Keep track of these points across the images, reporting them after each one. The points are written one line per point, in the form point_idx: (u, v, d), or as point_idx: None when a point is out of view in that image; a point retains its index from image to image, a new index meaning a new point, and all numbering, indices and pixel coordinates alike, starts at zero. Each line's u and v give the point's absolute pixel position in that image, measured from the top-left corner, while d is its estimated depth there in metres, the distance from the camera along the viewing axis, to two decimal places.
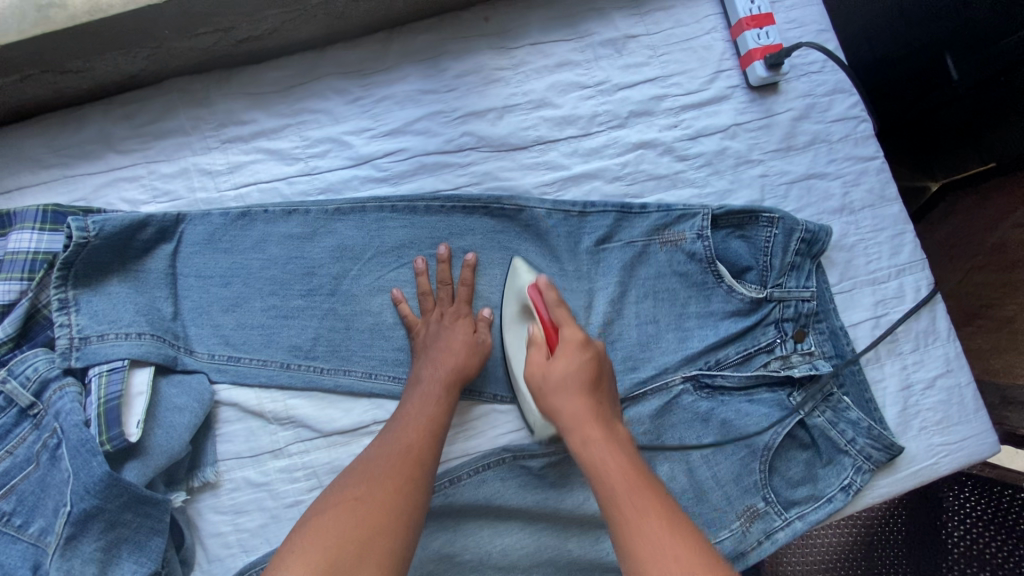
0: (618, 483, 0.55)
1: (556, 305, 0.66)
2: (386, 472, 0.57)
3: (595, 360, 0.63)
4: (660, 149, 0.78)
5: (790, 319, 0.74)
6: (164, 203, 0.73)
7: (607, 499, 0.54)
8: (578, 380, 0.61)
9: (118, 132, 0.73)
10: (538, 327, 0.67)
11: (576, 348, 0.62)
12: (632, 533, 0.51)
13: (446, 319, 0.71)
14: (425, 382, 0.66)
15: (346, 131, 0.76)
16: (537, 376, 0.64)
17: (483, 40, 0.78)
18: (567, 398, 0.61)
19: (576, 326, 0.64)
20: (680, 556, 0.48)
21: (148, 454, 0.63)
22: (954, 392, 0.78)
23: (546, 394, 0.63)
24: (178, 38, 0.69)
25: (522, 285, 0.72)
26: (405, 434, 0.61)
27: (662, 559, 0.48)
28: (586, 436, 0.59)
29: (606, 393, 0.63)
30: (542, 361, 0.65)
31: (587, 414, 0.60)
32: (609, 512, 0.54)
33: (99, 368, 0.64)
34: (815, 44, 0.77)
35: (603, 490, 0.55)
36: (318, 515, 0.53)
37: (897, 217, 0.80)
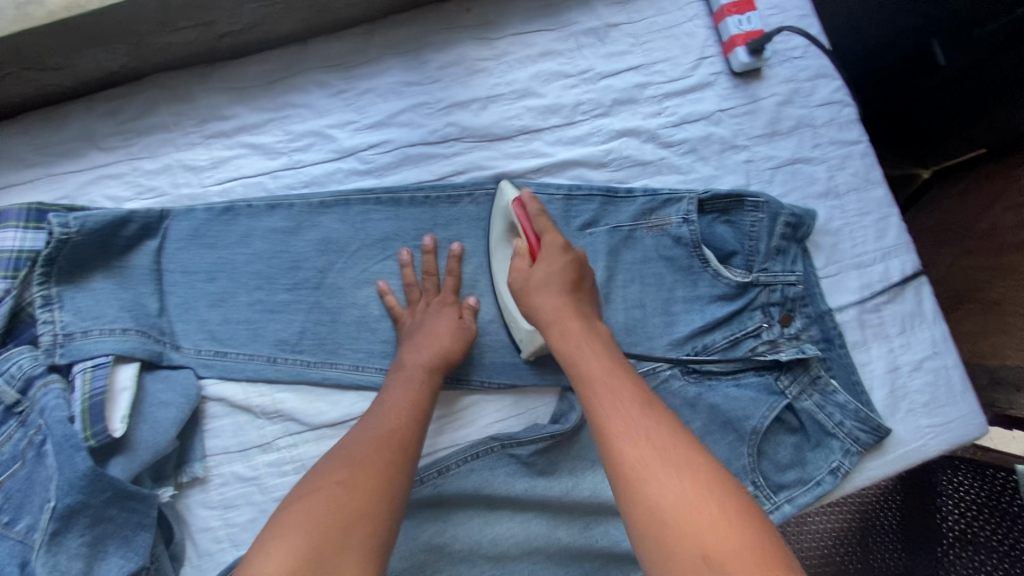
0: (593, 368, 0.57)
1: (538, 217, 0.67)
2: (367, 456, 0.56)
3: (575, 266, 0.64)
4: (644, 136, 0.78)
5: (777, 304, 0.74)
6: (148, 200, 0.73)
7: (582, 381, 0.56)
8: (558, 279, 0.63)
9: (100, 129, 0.73)
10: (521, 240, 0.68)
11: (557, 253, 0.64)
12: (603, 407, 0.53)
13: (433, 307, 0.71)
14: (408, 365, 0.66)
15: (330, 125, 0.76)
16: (519, 280, 0.66)
17: (466, 31, 0.78)
18: (549, 298, 0.63)
19: (559, 234, 0.66)
20: (651, 431, 0.50)
21: (134, 449, 0.63)
22: (942, 374, 0.78)
23: (527, 294, 0.64)
24: (158, 33, 0.68)
25: (506, 205, 0.71)
26: (388, 420, 0.61)
27: (630, 427, 0.51)
28: (563, 330, 0.61)
29: (585, 293, 0.65)
30: (525, 268, 0.67)
31: (566, 311, 0.62)
32: (584, 392, 0.56)
33: (83, 365, 0.64)
34: (797, 28, 0.77)
35: (579, 373, 0.57)
36: (297, 502, 0.53)
37: (882, 200, 0.80)
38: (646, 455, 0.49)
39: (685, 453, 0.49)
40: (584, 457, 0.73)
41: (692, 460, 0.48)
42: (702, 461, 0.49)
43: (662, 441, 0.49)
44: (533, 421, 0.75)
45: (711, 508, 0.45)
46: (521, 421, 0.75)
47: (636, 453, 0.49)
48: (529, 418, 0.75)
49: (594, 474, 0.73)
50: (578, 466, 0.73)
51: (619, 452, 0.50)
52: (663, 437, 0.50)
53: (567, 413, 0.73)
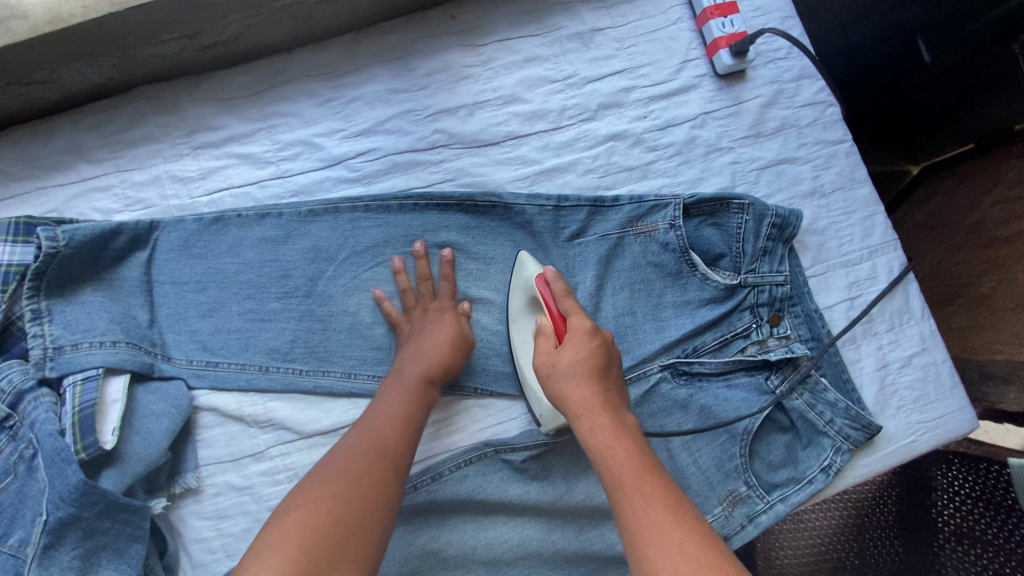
0: (627, 472, 0.55)
1: (563, 297, 0.66)
2: (365, 469, 0.57)
3: (603, 350, 0.63)
4: (631, 140, 0.79)
5: (765, 305, 0.75)
6: (137, 211, 0.73)
7: (615, 484, 0.55)
8: (587, 366, 0.61)
9: (88, 142, 0.73)
10: (547, 319, 0.67)
11: (584, 337, 0.63)
12: (640, 519, 0.51)
13: (430, 314, 0.71)
14: (405, 368, 0.67)
15: (317, 133, 0.76)
16: (545, 364, 0.64)
17: (451, 38, 0.79)
18: (577, 390, 0.61)
19: (584, 315, 0.65)
20: (677, 532, 0.50)
21: (125, 461, 0.63)
22: (930, 370, 0.78)
23: (554, 380, 0.63)
24: (143, 46, 0.69)
25: (528, 277, 0.71)
26: (384, 429, 0.61)
27: (670, 548, 0.49)
28: (594, 424, 0.59)
29: (613, 379, 0.63)
30: (550, 351, 0.65)
31: (596, 402, 0.60)
32: (617, 499, 0.54)
33: (74, 377, 0.64)
34: (778, 30, 0.78)
35: (612, 477, 0.55)
36: (293, 510, 0.54)
37: (867, 198, 0.81)
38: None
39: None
40: (577, 460, 0.73)
41: (717, 565, 0.48)
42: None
43: (703, 564, 0.48)
44: (525, 425, 0.75)
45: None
46: (515, 425, 0.75)
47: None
48: (522, 423, 0.75)
49: (587, 477, 0.73)
50: (571, 469, 0.73)
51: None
52: (688, 538, 0.50)
53: None
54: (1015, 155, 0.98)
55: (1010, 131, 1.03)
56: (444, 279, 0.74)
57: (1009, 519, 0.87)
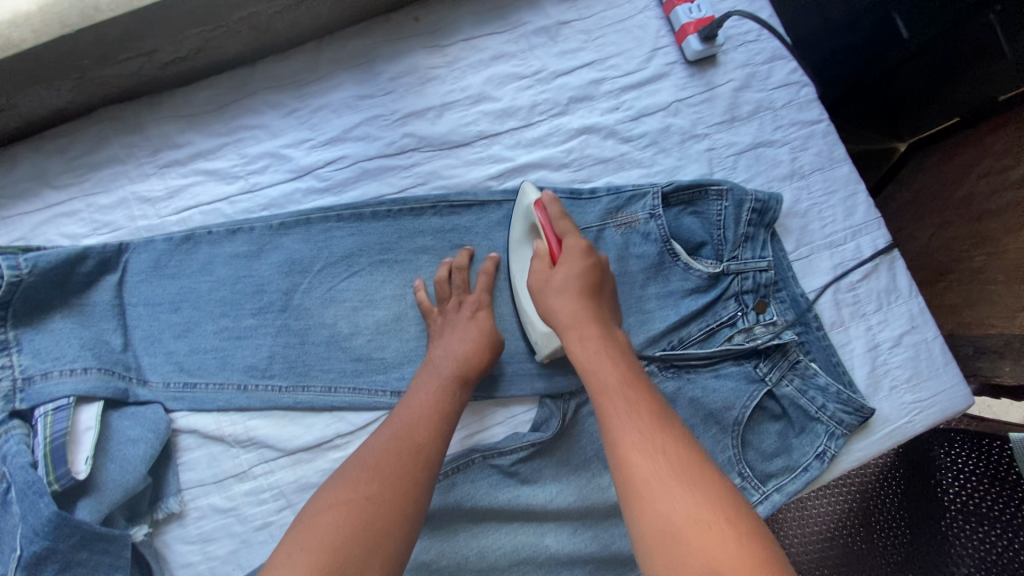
0: (609, 377, 0.57)
1: (559, 219, 0.66)
2: (396, 472, 0.57)
3: (596, 270, 0.64)
4: (604, 133, 0.78)
5: (750, 291, 0.73)
6: (104, 234, 0.72)
7: (595, 387, 0.57)
8: (577, 283, 0.63)
9: (51, 167, 0.72)
10: (543, 243, 0.67)
11: (578, 257, 0.64)
12: (614, 414, 0.54)
13: (465, 309, 0.70)
14: (440, 365, 0.66)
15: (284, 144, 0.75)
16: (539, 284, 0.66)
17: (415, 40, 0.78)
18: (567, 304, 0.63)
19: (580, 236, 0.65)
20: (660, 440, 0.51)
21: (102, 490, 0.62)
22: (922, 347, 0.77)
23: (545, 296, 0.65)
24: (100, 67, 0.68)
25: (528, 205, 0.69)
26: (416, 429, 0.61)
27: (641, 439, 0.51)
28: (581, 335, 0.61)
29: (602, 299, 0.65)
30: (546, 271, 0.66)
31: (584, 316, 0.62)
32: (598, 400, 0.56)
33: (45, 408, 0.62)
34: (746, 12, 0.76)
35: (594, 380, 0.58)
36: (321, 514, 0.53)
37: (848, 177, 0.80)
38: (658, 467, 0.49)
39: (696, 470, 0.49)
40: (567, 461, 0.72)
41: (699, 472, 0.49)
42: (714, 483, 0.48)
43: (674, 458, 0.50)
44: (513, 429, 0.73)
45: (722, 532, 0.45)
46: (501, 429, 0.73)
47: (644, 466, 0.49)
48: (509, 427, 0.73)
49: (577, 478, 0.72)
50: (561, 471, 0.72)
51: (631, 463, 0.50)
52: (673, 447, 0.50)
53: (547, 419, 0.72)
54: (997, 128, 0.97)
55: (994, 103, 1.01)
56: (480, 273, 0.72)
57: (1013, 493, 0.86)
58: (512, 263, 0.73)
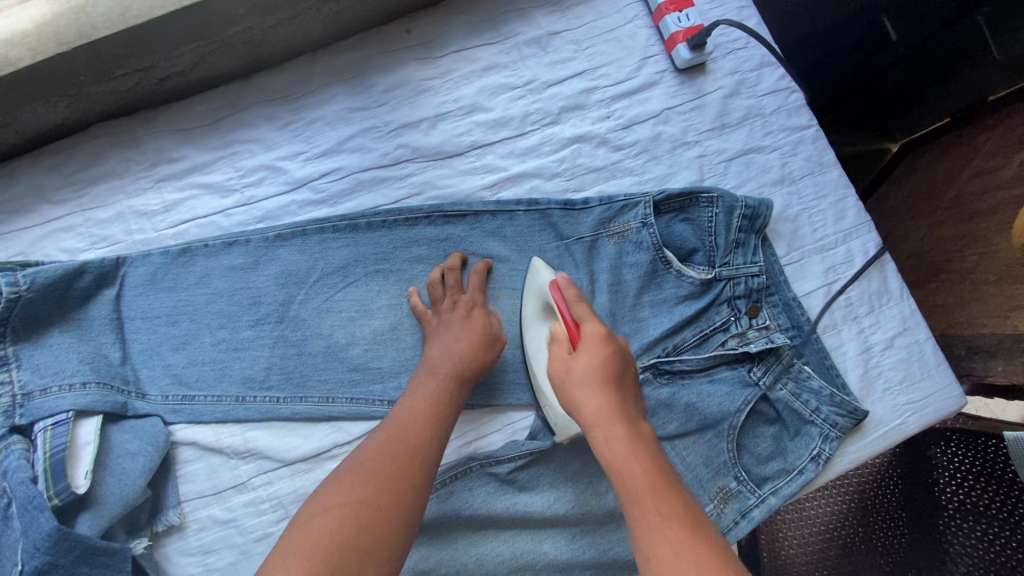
0: (640, 483, 0.54)
1: (576, 303, 0.66)
2: (391, 475, 0.57)
3: (617, 358, 0.63)
4: (595, 141, 0.79)
5: (742, 296, 0.74)
6: (102, 249, 0.72)
7: (627, 495, 0.54)
8: (600, 374, 0.61)
9: (47, 183, 0.73)
10: (560, 325, 0.67)
11: (599, 343, 0.63)
12: (648, 527, 0.51)
13: (461, 309, 0.71)
14: (437, 365, 0.67)
15: (279, 157, 0.76)
16: (558, 372, 0.64)
17: (408, 52, 0.79)
18: (591, 397, 0.61)
19: (599, 321, 0.65)
20: (699, 559, 0.48)
21: (101, 504, 0.62)
22: (914, 349, 0.78)
23: (567, 387, 0.63)
24: (97, 83, 0.68)
25: (541, 284, 0.70)
26: (412, 430, 0.61)
27: (680, 559, 0.48)
28: (607, 433, 0.59)
29: (626, 389, 0.63)
30: (565, 358, 0.65)
31: (609, 411, 0.60)
32: (629, 505, 0.54)
33: (44, 423, 0.63)
34: (734, 21, 0.77)
35: (624, 485, 0.55)
36: (316, 518, 0.54)
37: (838, 182, 0.81)
38: None
39: None
40: (564, 468, 0.72)
41: None
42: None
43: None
44: (510, 436, 0.74)
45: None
46: (499, 437, 0.74)
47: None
48: (507, 434, 0.74)
49: (574, 484, 0.72)
50: (558, 478, 0.72)
51: None
52: (713, 567, 0.48)
53: (543, 427, 0.73)
54: (987, 129, 0.99)
55: (985, 102, 1.03)
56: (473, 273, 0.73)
57: (1013, 492, 0.87)
58: (524, 340, 0.72)
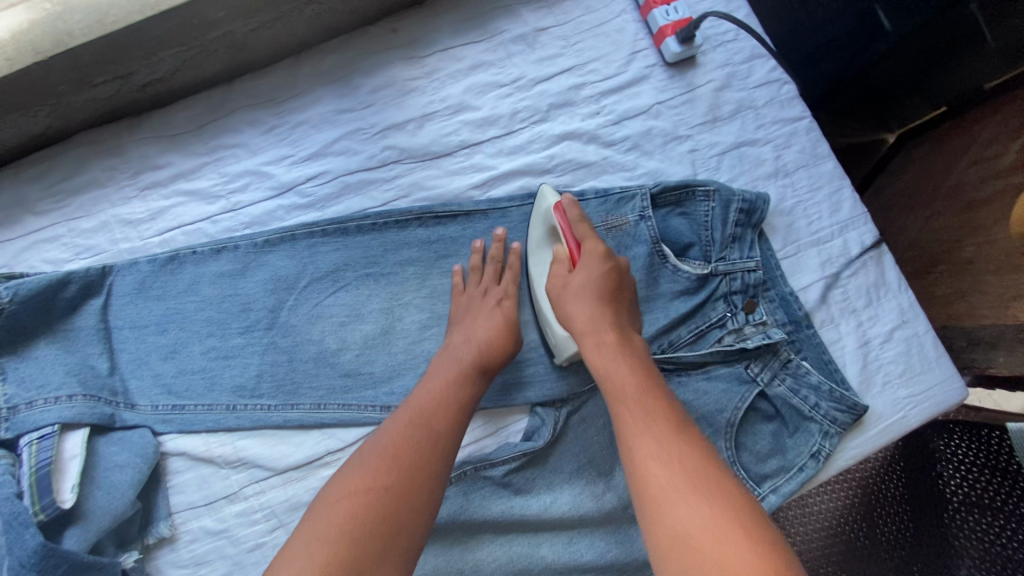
0: (626, 382, 0.58)
1: (579, 222, 0.68)
2: (414, 461, 0.56)
3: (613, 274, 0.65)
4: (585, 138, 0.77)
5: (739, 291, 0.73)
6: (87, 259, 0.71)
7: (613, 393, 0.58)
8: (594, 287, 0.64)
9: (30, 193, 0.72)
10: (564, 246, 0.69)
11: (596, 260, 0.65)
12: (631, 420, 0.54)
13: (489, 298, 0.70)
14: (461, 350, 0.66)
15: (265, 161, 0.75)
16: (556, 286, 0.68)
17: (393, 52, 0.78)
18: (582, 306, 0.64)
19: (599, 240, 0.67)
20: (678, 448, 0.51)
21: (89, 518, 0.61)
22: (913, 342, 0.77)
23: (563, 299, 0.66)
24: (77, 91, 0.67)
25: (548, 208, 0.71)
26: (432, 418, 0.60)
27: (658, 447, 0.51)
28: (597, 337, 0.62)
29: (620, 302, 0.65)
30: (564, 275, 0.68)
31: (600, 320, 0.63)
32: (615, 400, 0.57)
33: (29, 437, 0.62)
34: (723, 13, 0.76)
35: (611, 384, 0.58)
36: (336, 505, 0.53)
37: (832, 173, 0.80)
38: (676, 477, 0.49)
39: (712, 479, 0.49)
40: (560, 470, 0.71)
41: (717, 484, 0.49)
42: (730, 493, 0.48)
43: (693, 465, 0.50)
44: (504, 439, 0.73)
45: (739, 543, 0.44)
46: (493, 440, 0.72)
47: (659, 474, 0.49)
48: (500, 437, 0.73)
49: (571, 486, 0.71)
50: (554, 480, 0.71)
51: (647, 471, 0.50)
52: (690, 455, 0.51)
53: (539, 428, 0.72)
54: (986, 116, 0.97)
55: (981, 91, 1.02)
56: (509, 266, 0.73)
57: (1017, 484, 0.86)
58: (530, 266, 0.73)
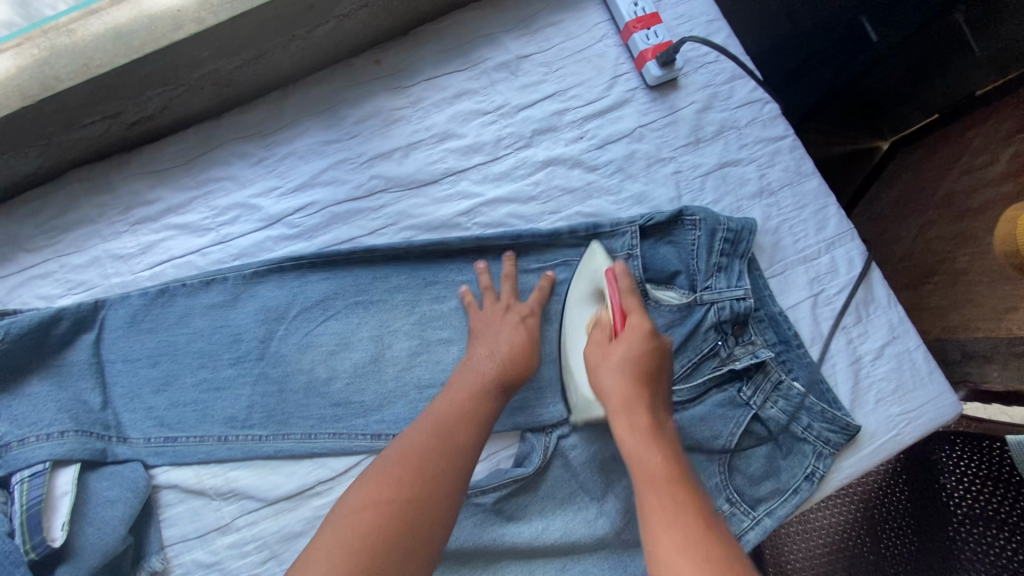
0: (659, 474, 0.55)
1: (629, 293, 0.67)
2: (434, 472, 0.56)
3: (655, 357, 0.63)
4: (569, 163, 0.78)
5: (728, 321, 0.72)
6: (79, 294, 0.72)
7: (642, 484, 0.55)
8: (634, 365, 0.62)
9: (24, 231, 0.73)
10: (608, 312, 0.68)
11: (639, 337, 0.63)
12: (663, 516, 0.51)
13: (511, 315, 0.70)
14: (483, 365, 0.66)
15: (253, 194, 0.76)
16: (594, 355, 0.66)
17: (378, 83, 0.79)
18: (619, 382, 0.62)
19: (645, 316, 0.65)
20: (707, 550, 0.48)
21: (79, 555, 0.61)
22: (905, 358, 0.76)
23: (599, 371, 0.65)
24: (66, 131, 0.69)
25: (599, 269, 0.71)
26: (453, 431, 0.59)
27: (688, 547, 0.48)
28: (631, 423, 0.60)
29: (658, 388, 0.63)
30: (604, 342, 0.67)
31: (636, 401, 0.61)
32: (643, 488, 0.55)
33: (21, 475, 0.62)
34: (701, 36, 0.77)
35: (640, 471, 0.56)
36: (359, 513, 0.52)
37: (817, 191, 0.80)
38: None
39: None
40: (553, 496, 0.71)
41: None
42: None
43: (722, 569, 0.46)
44: (496, 466, 0.72)
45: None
46: (484, 467, 0.72)
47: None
48: (492, 464, 0.73)
49: (564, 512, 0.71)
50: (547, 506, 0.71)
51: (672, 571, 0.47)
52: (718, 558, 0.47)
53: (530, 454, 0.72)
54: (978, 123, 0.98)
55: (973, 98, 1.03)
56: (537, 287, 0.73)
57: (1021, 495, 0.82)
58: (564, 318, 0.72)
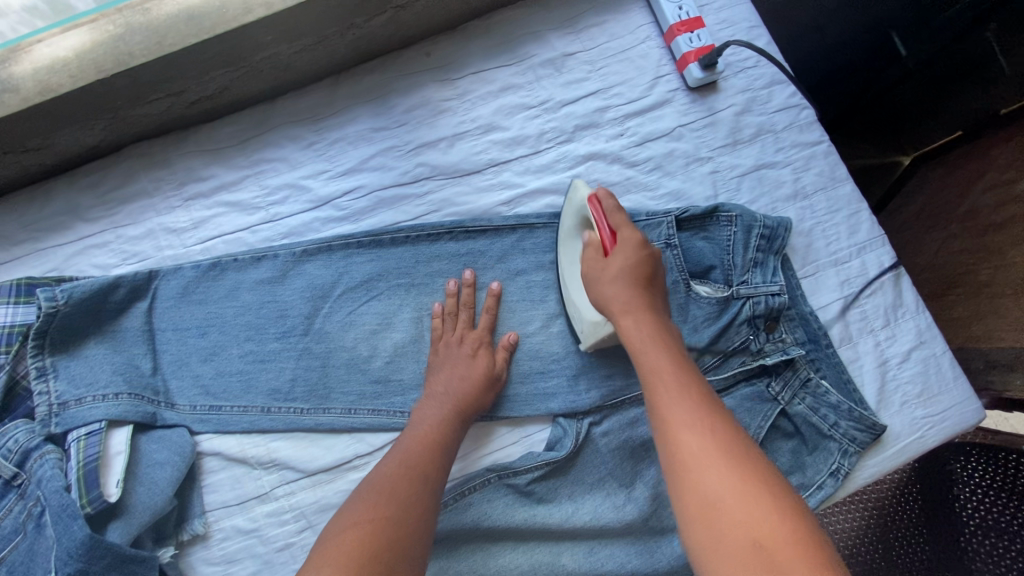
0: (661, 362, 0.59)
1: (613, 213, 0.69)
2: (409, 490, 0.59)
3: (649, 264, 0.66)
4: (609, 158, 0.80)
5: (761, 315, 0.73)
6: (133, 264, 0.75)
7: (647, 371, 0.58)
8: (632, 273, 0.65)
9: (83, 202, 0.76)
10: (596, 233, 0.70)
11: (633, 249, 0.66)
12: (668, 397, 0.55)
13: (464, 346, 0.72)
14: (442, 395, 0.69)
15: (304, 175, 0.78)
16: (593, 271, 0.69)
17: (427, 74, 0.81)
18: (619, 290, 0.65)
19: (635, 229, 0.68)
20: (708, 420, 0.52)
21: (131, 512, 0.64)
22: (931, 362, 0.78)
23: (599, 283, 0.67)
24: (132, 107, 0.72)
25: (580, 201, 0.72)
26: (421, 457, 0.62)
27: (693, 420, 0.52)
28: (635, 320, 0.63)
29: (654, 290, 0.66)
30: (599, 260, 0.69)
31: (635, 304, 0.64)
32: (647, 376, 0.58)
33: (78, 432, 0.65)
34: (744, 41, 0.79)
35: (644, 359, 0.60)
36: (343, 531, 0.54)
37: (851, 196, 0.82)
38: (708, 448, 0.50)
39: (740, 450, 0.50)
40: (582, 481, 0.73)
41: (744, 457, 0.49)
42: (759, 460, 0.50)
43: (723, 434, 0.51)
44: (528, 448, 0.75)
45: (788, 527, 0.44)
46: (517, 450, 0.75)
47: (693, 445, 0.50)
48: (524, 446, 0.75)
49: (592, 497, 0.72)
50: (576, 490, 0.73)
51: (679, 443, 0.51)
52: (719, 427, 0.52)
53: (561, 439, 0.73)
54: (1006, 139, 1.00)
55: (996, 116, 1.06)
56: (485, 310, 0.75)
57: None
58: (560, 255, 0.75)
